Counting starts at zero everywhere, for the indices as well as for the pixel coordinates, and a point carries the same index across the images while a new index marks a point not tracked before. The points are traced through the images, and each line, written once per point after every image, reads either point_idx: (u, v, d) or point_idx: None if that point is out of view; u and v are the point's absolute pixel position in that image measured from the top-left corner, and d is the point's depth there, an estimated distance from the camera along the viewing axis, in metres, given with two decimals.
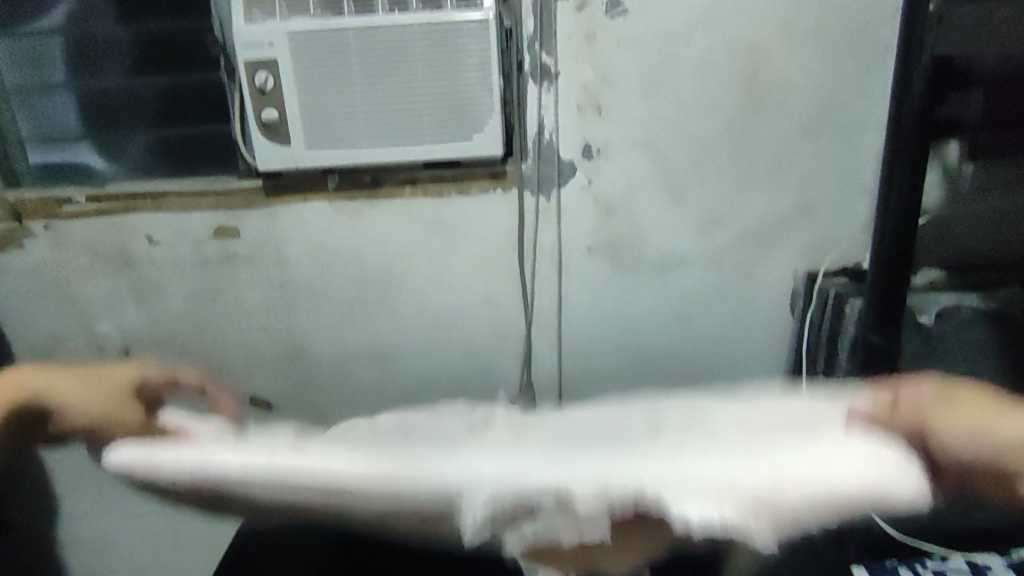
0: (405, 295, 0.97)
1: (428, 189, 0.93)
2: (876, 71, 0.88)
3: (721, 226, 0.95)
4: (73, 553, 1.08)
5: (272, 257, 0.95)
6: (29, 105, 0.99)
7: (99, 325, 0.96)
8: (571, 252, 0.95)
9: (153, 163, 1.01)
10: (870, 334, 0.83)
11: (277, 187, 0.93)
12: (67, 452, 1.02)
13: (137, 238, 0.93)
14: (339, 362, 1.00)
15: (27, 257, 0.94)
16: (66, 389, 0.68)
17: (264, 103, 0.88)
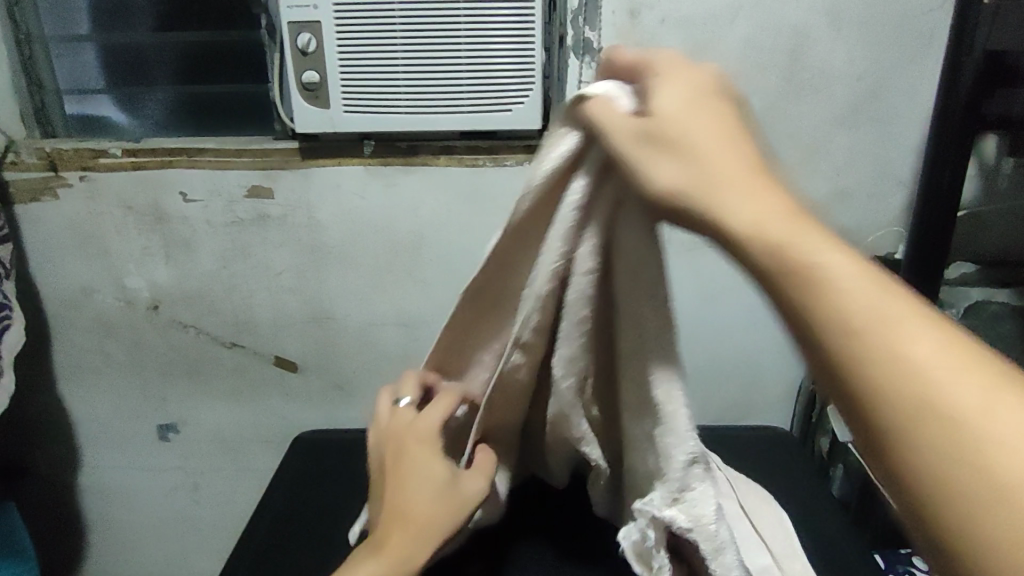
0: (434, 263, 0.97)
1: (464, 158, 0.93)
2: (920, 63, 0.88)
3: None
4: (93, 505, 1.09)
5: (305, 220, 0.95)
6: (66, 55, 0.99)
7: (129, 280, 0.97)
8: None
9: (188, 120, 1.01)
10: None
11: (313, 150, 0.93)
12: (91, 405, 1.03)
13: (171, 194, 0.94)
14: (364, 328, 1.01)
15: (61, 208, 0.94)
16: (409, 501, 0.55)
17: (306, 64, 0.88)
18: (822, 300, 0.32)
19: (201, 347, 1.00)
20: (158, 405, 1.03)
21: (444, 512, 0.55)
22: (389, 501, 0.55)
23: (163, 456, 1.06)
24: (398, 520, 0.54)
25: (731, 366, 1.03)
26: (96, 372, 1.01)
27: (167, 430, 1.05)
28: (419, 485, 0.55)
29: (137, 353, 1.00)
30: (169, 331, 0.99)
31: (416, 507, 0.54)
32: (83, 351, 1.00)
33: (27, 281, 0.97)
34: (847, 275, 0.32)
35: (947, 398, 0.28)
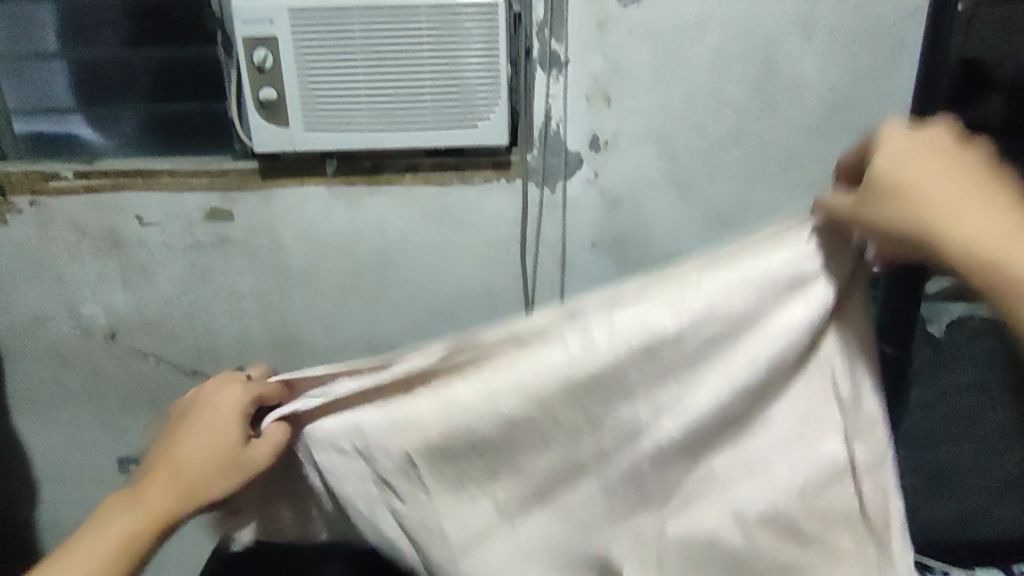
0: (402, 285, 0.95)
1: (431, 177, 0.90)
2: (893, 72, 0.86)
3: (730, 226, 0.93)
4: (54, 540, 1.05)
5: (267, 243, 0.92)
6: (17, 73, 0.96)
7: (85, 307, 0.93)
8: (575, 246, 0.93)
9: (147, 138, 0.98)
10: (885, 346, 0.83)
11: (274, 170, 0.90)
12: (49, 436, 0.99)
13: (126, 218, 0.90)
14: (332, 352, 0.98)
15: (11, 234, 0.90)
16: (179, 451, 0.55)
17: (263, 81, 0.85)
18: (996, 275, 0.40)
19: (163, 375, 0.97)
20: (119, 435, 0.99)
21: (209, 447, 0.55)
22: (173, 451, 0.55)
23: (126, 487, 1.02)
24: (174, 474, 0.55)
25: None
26: (53, 402, 0.97)
27: (129, 461, 1.01)
28: (174, 460, 0.55)
29: (95, 382, 0.97)
30: (128, 359, 0.96)
31: (184, 454, 0.55)
32: (38, 381, 0.96)
33: None
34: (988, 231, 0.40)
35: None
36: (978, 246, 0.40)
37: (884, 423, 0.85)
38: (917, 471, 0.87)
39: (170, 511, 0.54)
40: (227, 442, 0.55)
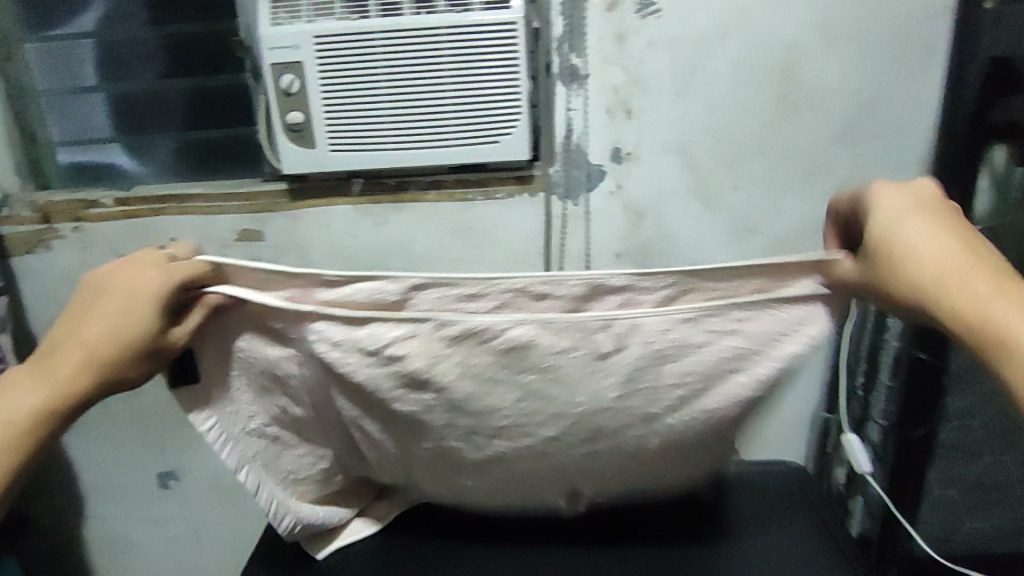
0: None
1: (454, 193, 0.91)
2: (921, 72, 0.84)
3: (756, 234, 0.92)
4: (98, 553, 1.08)
5: (296, 261, 0.94)
6: (58, 107, 1.00)
7: None
8: (599, 258, 0.93)
9: (180, 165, 1.01)
10: (916, 351, 0.78)
11: (302, 191, 0.92)
12: (91, 454, 1.02)
13: (162, 241, 0.93)
14: None
15: (56, 261, 0.94)
16: (89, 333, 0.54)
17: (290, 105, 0.87)
18: (968, 323, 0.47)
19: None
20: (158, 452, 1.02)
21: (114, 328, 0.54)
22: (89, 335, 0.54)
23: (165, 503, 1.05)
24: (73, 346, 0.54)
25: None
26: (95, 421, 1.00)
27: (167, 478, 1.04)
28: (93, 309, 0.54)
29: (134, 401, 1.00)
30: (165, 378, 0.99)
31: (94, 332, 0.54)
32: None
33: (25, 333, 0.97)
34: (964, 290, 0.47)
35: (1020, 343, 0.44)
36: (888, 248, 0.51)
37: (918, 433, 0.81)
38: (956, 481, 0.85)
39: (96, 371, 0.54)
40: (132, 322, 0.54)
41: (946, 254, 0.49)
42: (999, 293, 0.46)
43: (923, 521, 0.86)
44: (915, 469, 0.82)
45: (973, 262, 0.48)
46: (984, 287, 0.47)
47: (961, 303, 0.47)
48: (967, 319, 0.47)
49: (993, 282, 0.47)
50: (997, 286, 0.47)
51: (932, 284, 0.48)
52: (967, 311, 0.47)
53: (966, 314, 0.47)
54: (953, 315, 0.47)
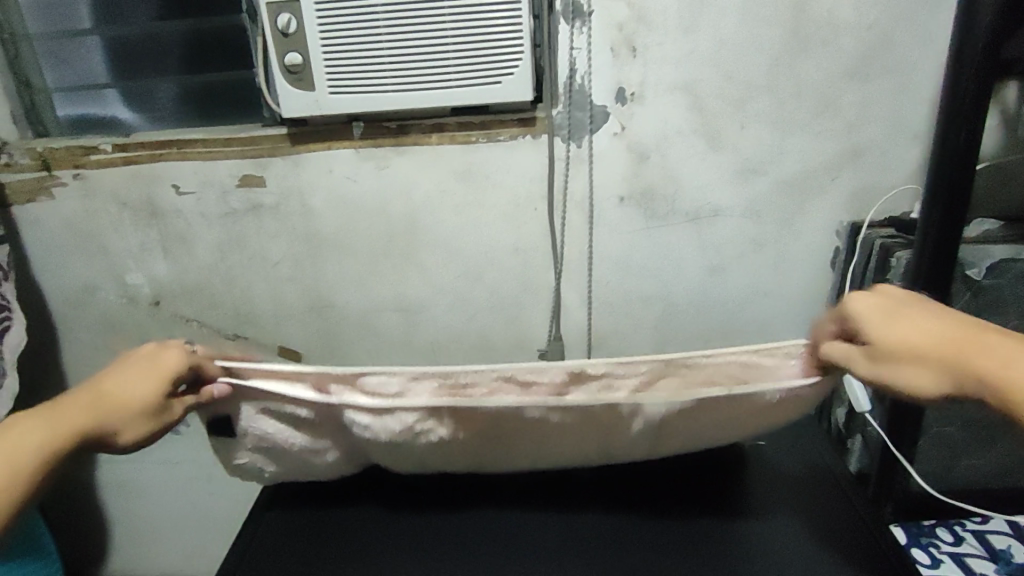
0: (432, 246, 0.95)
1: (456, 136, 0.89)
2: (936, 4, 0.82)
3: (762, 176, 0.90)
4: (112, 497, 1.12)
5: (299, 207, 0.93)
6: (53, 52, 0.98)
7: (129, 275, 0.97)
8: (603, 201, 0.92)
9: (178, 110, 1.00)
10: (919, 287, 0.78)
11: (302, 135, 0.90)
12: None
13: (163, 188, 0.92)
14: (366, 313, 1.00)
15: (58, 207, 0.94)
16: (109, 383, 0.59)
17: (288, 46, 0.85)
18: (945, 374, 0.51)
19: (206, 340, 1.01)
20: None
21: (142, 397, 0.59)
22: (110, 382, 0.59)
23: (175, 449, 1.08)
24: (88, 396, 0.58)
25: (744, 338, 1.00)
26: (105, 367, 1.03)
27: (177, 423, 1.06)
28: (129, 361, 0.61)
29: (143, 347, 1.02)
30: (173, 325, 1.00)
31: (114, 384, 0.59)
32: (92, 347, 1.02)
33: (29, 279, 0.97)
34: (859, 316, 0.56)
35: (929, 358, 0.52)
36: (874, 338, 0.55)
37: None
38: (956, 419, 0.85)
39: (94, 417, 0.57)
40: (158, 383, 0.60)
41: (876, 305, 0.55)
42: (911, 326, 0.53)
43: (925, 460, 0.86)
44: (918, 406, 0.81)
45: (913, 315, 0.54)
46: (913, 323, 0.53)
47: (911, 360, 0.53)
48: (911, 364, 0.53)
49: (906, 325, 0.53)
50: (922, 322, 0.53)
51: (890, 339, 0.54)
52: (901, 354, 0.53)
53: (919, 367, 0.52)
54: (918, 373, 0.52)
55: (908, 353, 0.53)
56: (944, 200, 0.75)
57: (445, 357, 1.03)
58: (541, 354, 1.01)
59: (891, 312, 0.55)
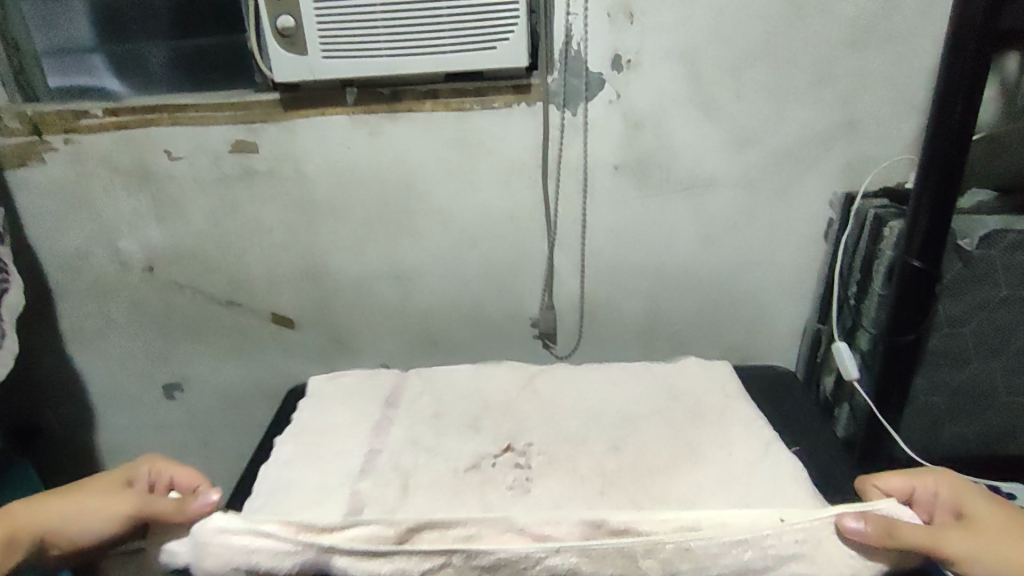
0: (426, 213, 0.95)
1: (451, 103, 0.89)
2: None
3: (758, 146, 0.90)
4: (109, 461, 1.13)
5: (292, 172, 0.93)
6: (39, 13, 0.96)
7: (123, 242, 0.97)
8: (597, 170, 0.92)
9: (169, 74, 0.99)
10: (910, 259, 0.78)
11: (295, 101, 0.89)
12: (98, 365, 1.05)
13: (155, 152, 0.92)
14: (360, 280, 1.00)
15: (48, 172, 0.93)
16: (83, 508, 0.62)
17: (279, 8, 0.83)
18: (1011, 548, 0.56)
19: (199, 307, 1.02)
20: (163, 364, 1.06)
21: (100, 516, 0.61)
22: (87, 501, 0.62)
23: (172, 413, 1.10)
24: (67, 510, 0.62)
25: (736, 308, 1.00)
26: (99, 333, 1.03)
27: (173, 389, 1.08)
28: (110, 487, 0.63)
29: (137, 314, 1.02)
30: (166, 291, 1.00)
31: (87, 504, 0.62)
32: (85, 314, 1.02)
33: (21, 245, 0.97)
34: (929, 495, 0.60)
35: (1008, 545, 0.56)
36: (960, 509, 0.59)
37: (907, 339, 0.81)
38: (942, 389, 0.86)
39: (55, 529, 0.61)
40: (118, 504, 0.61)
41: (954, 484, 0.61)
42: (993, 520, 0.58)
43: (911, 428, 0.88)
44: (903, 375, 0.83)
45: (987, 508, 0.59)
46: (985, 518, 0.58)
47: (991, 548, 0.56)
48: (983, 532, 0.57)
49: (988, 517, 0.58)
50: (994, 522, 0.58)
51: (974, 519, 0.58)
52: (978, 530, 0.57)
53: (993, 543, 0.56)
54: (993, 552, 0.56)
55: (988, 534, 0.57)
56: (937, 172, 0.75)
57: (438, 325, 1.03)
58: (533, 322, 1.02)
59: (967, 493, 0.60)
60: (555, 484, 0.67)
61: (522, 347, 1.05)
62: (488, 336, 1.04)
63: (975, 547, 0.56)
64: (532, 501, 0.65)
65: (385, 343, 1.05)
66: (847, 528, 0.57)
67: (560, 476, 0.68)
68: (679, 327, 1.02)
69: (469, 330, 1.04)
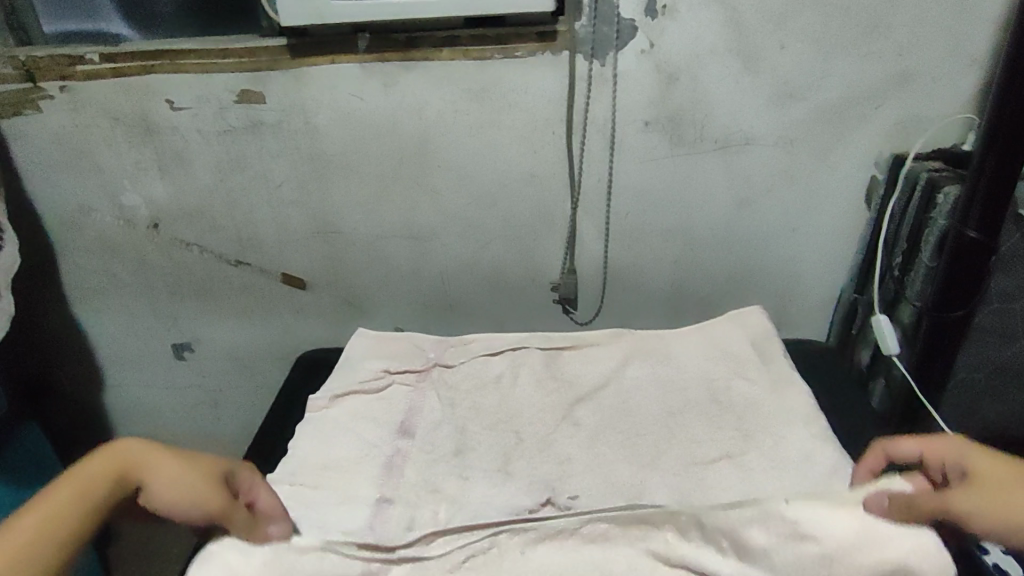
0: (442, 170, 0.90)
1: (471, 51, 0.82)
2: None
3: (801, 101, 0.83)
4: (120, 419, 1.13)
5: (302, 125, 0.87)
6: None
7: (125, 196, 0.93)
8: (626, 125, 0.86)
9: (178, 18, 0.93)
10: (964, 229, 0.73)
11: (304, 47, 0.83)
12: (105, 323, 1.03)
13: (157, 102, 0.86)
14: (372, 240, 0.95)
15: (46, 122, 0.88)
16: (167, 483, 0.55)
17: None
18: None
19: (206, 265, 0.98)
20: (171, 324, 1.03)
21: (195, 508, 0.54)
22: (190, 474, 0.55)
23: (183, 372, 1.08)
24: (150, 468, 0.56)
25: (767, 274, 0.95)
26: (105, 291, 1.00)
27: (182, 348, 1.06)
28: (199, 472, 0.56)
29: (143, 272, 0.99)
30: (172, 249, 0.97)
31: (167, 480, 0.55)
32: (89, 272, 0.99)
33: (22, 198, 0.93)
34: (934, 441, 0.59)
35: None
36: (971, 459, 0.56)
37: (956, 314, 0.77)
38: (984, 365, 0.82)
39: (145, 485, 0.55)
40: (211, 495, 0.55)
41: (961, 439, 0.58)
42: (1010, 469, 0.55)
43: (953, 407, 0.85)
44: (947, 350, 0.80)
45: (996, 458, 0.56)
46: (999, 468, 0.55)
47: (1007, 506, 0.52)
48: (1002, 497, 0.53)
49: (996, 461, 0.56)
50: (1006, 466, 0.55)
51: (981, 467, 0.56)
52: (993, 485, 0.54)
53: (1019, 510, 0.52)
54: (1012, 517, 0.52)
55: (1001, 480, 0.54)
56: (1003, 135, 0.69)
57: (454, 287, 0.99)
58: (552, 286, 0.98)
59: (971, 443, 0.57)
60: (577, 466, 0.65)
61: (541, 312, 1.01)
62: (506, 301, 1.00)
63: (990, 503, 0.53)
64: (552, 485, 0.63)
65: (399, 305, 1.01)
66: (874, 505, 0.54)
67: (581, 458, 0.66)
68: (704, 293, 0.98)
69: (487, 293, 1.00)
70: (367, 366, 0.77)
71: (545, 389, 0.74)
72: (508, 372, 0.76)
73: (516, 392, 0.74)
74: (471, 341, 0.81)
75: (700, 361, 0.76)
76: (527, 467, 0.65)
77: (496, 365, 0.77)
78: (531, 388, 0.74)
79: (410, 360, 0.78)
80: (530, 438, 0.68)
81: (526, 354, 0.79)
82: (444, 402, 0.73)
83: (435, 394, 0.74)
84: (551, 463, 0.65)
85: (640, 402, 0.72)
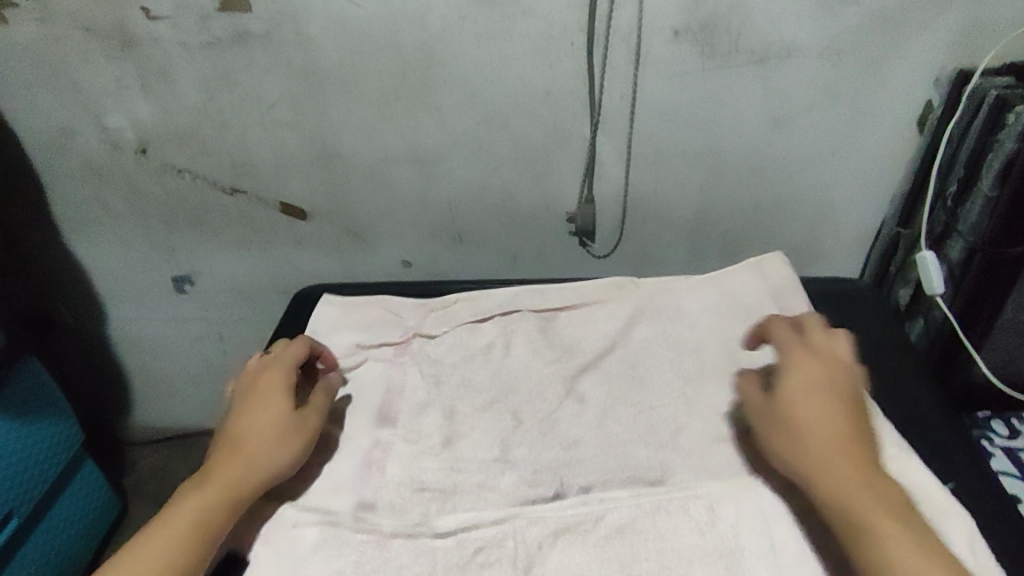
0: (449, 86, 0.82)
1: None
2: None
3: (854, 6, 0.73)
4: (126, 349, 1.11)
5: (293, 36, 0.79)
6: None
7: (109, 118, 0.86)
8: (653, 34, 0.76)
9: None
10: None
11: None
12: (101, 253, 0.99)
13: (133, 11, 0.78)
14: (375, 164, 0.89)
15: (13, 35, 0.80)
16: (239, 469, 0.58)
17: None
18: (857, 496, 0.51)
19: (201, 192, 0.92)
20: (169, 254, 0.99)
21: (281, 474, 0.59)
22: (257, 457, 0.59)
23: (185, 303, 1.05)
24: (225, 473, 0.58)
25: (803, 202, 0.88)
26: (99, 220, 0.95)
27: (182, 280, 1.02)
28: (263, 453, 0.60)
29: (135, 199, 0.93)
30: (164, 175, 0.91)
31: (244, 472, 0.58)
32: (79, 199, 0.93)
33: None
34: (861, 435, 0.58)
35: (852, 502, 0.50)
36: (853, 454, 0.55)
37: None
38: None
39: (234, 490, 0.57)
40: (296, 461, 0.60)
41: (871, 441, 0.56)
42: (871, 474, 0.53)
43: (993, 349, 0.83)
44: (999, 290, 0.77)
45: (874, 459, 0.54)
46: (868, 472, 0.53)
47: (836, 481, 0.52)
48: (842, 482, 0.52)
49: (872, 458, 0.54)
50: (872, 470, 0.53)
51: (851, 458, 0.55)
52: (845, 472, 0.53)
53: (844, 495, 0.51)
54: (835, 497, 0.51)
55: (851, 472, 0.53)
56: None
57: (463, 216, 0.93)
58: (569, 216, 0.91)
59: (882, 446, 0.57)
60: (587, 448, 0.61)
61: (556, 243, 0.95)
62: (518, 231, 0.94)
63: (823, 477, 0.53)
64: (563, 475, 0.59)
65: (406, 235, 0.96)
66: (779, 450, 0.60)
67: (590, 441, 0.62)
68: (732, 223, 0.91)
69: (498, 222, 0.94)
70: (339, 341, 0.74)
71: (546, 356, 0.70)
72: (498, 340, 0.72)
73: (512, 363, 0.70)
74: (454, 304, 0.76)
75: (711, 320, 0.72)
76: (534, 445, 0.62)
77: (485, 333, 0.73)
78: (531, 352, 0.70)
79: (385, 333, 0.74)
80: (532, 417, 0.64)
81: (517, 318, 0.74)
82: (428, 381, 0.68)
83: (415, 370, 0.70)
84: (557, 447, 0.62)
85: (653, 365, 0.68)
